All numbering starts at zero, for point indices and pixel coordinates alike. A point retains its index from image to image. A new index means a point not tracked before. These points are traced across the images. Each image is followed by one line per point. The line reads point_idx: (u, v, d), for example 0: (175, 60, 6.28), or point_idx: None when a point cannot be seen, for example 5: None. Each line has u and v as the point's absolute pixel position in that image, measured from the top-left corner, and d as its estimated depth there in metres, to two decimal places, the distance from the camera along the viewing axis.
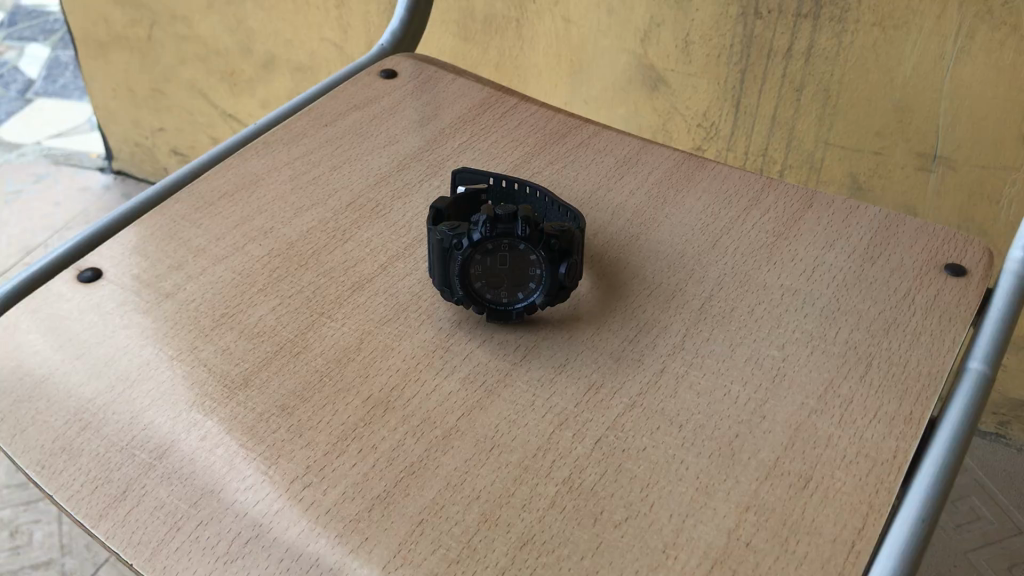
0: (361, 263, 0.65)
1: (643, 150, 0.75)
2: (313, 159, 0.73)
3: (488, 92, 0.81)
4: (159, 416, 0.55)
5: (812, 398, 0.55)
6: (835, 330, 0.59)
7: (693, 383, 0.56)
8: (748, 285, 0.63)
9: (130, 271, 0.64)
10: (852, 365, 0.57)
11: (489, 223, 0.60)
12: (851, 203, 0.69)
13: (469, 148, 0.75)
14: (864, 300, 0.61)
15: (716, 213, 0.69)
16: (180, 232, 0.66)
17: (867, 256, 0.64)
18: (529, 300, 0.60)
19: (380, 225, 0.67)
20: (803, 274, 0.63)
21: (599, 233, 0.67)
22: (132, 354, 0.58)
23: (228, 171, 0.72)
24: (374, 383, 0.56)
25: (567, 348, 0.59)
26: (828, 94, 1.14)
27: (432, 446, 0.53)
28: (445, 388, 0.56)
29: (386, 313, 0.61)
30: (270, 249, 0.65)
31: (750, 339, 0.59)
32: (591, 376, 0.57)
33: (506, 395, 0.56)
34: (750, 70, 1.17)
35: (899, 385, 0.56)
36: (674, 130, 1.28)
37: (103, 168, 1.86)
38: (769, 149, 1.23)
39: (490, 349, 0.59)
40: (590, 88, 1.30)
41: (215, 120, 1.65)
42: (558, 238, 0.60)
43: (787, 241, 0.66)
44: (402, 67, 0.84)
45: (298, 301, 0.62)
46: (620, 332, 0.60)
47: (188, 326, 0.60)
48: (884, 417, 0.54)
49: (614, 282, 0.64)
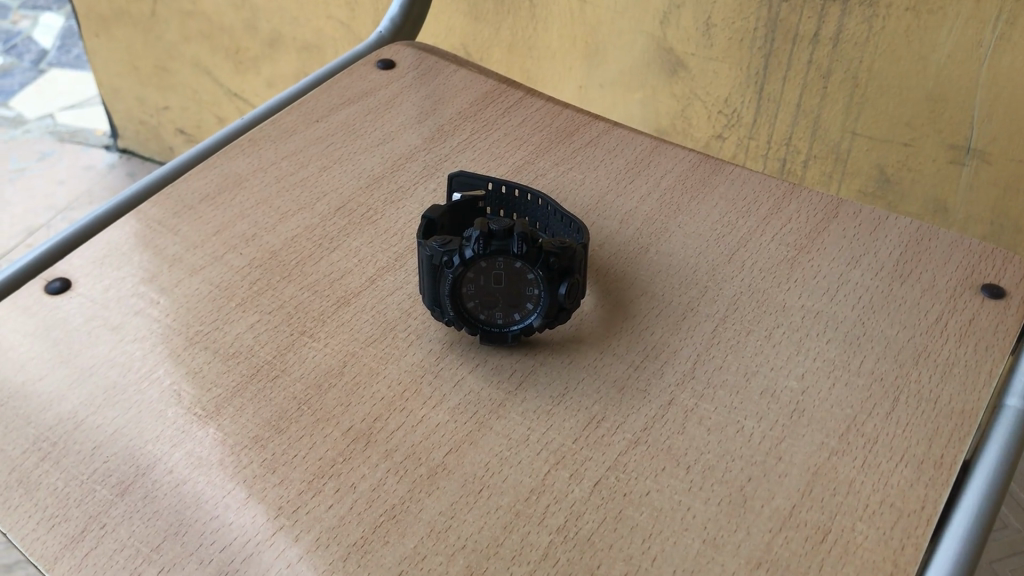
0: (348, 275, 0.60)
1: (656, 150, 0.70)
2: (303, 158, 0.68)
3: (493, 84, 0.76)
4: (123, 447, 0.51)
5: (833, 437, 0.50)
6: (860, 359, 0.54)
7: (703, 418, 0.52)
8: (766, 305, 0.58)
9: (101, 282, 0.59)
10: (878, 400, 0.52)
11: (482, 240, 0.55)
12: (879, 214, 0.64)
13: (469, 148, 0.70)
14: (892, 325, 0.56)
15: (733, 222, 0.64)
16: (156, 239, 0.62)
17: (896, 274, 0.59)
18: (526, 322, 0.55)
19: (371, 233, 0.63)
20: (826, 294, 0.58)
21: (605, 244, 0.62)
22: (99, 376, 0.54)
23: (210, 171, 0.67)
24: (356, 413, 0.52)
25: (567, 375, 0.54)
26: (856, 82, 1.08)
27: (416, 487, 0.49)
28: (433, 420, 0.52)
29: (373, 332, 0.57)
30: (251, 259, 0.61)
31: (766, 369, 0.54)
32: (592, 407, 0.52)
33: (498, 428, 0.51)
34: (774, 56, 1.11)
35: (930, 424, 0.51)
36: (693, 117, 1.22)
37: (108, 146, 1.83)
38: (793, 139, 1.17)
39: (484, 375, 0.54)
40: (606, 71, 1.25)
41: (220, 99, 1.60)
42: (558, 256, 0.55)
43: (809, 255, 0.61)
44: (401, 56, 0.79)
45: (279, 317, 0.57)
46: (625, 357, 0.55)
47: (159, 344, 0.56)
48: (913, 461, 0.49)
49: (620, 301, 0.59)
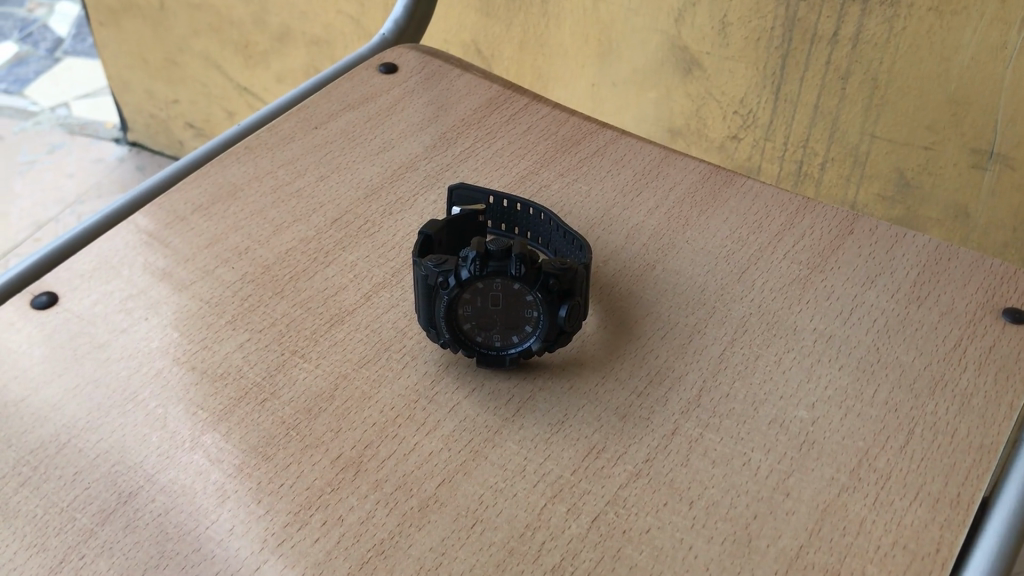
0: (343, 291, 0.58)
1: (665, 160, 0.68)
2: (300, 167, 0.66)
3: (498, 90, 0.74)
4: (105, 473, 0.49)
5: (843, 472, 0.48)
6: (873, 388, 0.52)
7: (708, 449, 0.49)
8: (776, 328, 0.56)
9: (90, 297, 0.58)
10: (892, 432, 0.50)
11: (478, 261, 0.53)
12: (896, 231, 0.61)
13: (471, 157, 0.67)
14: (908, 351, 0.54)
15: (744, 238, 0.61)
16: (146, 253, 0.60)
17: (913, 297, 0.57)
18: (524, 345, 0.53)
19: (368, 247, 0.61)
20: (840, 317, 0.56)
21: (609, 260, 0.60)
22: (83, 397, 0.52)
23: (204, 180, 0.65)
24: (346, 440, 0.50)
25: (566, 401, 0.52)
26: (876, 84, 1.05)
27: (406, 521, 0.47)
28: (426, 448, 0.50)
29: (366, 353, 0.55)
30: (243, 273, 0.59)
31: (775, 397, 0.52)
32: (591, 436, 0.50)
33: (493, 458, 0.49)
34: (791, 56, 1.08)
35: (946, 459, 0.48)
36: (707, 117, 1.19)
37: (118, 140, 1.82)
38: (809, 141, 1.14)
39: (481, 400, 0.52)
40: (619, 69, 1.22)
41: (230, 93, 1.59)
42: (558, 278, 0.53)
43: (823, 275, 0.59)
44: (405, 59, 0.76)
45: (270, 337, 0.55)
46: (628, 382, 0.53)
47: (146, 364, 0.54)
48: (927, 499, 0.47)
49: (623, 322, 0.56)
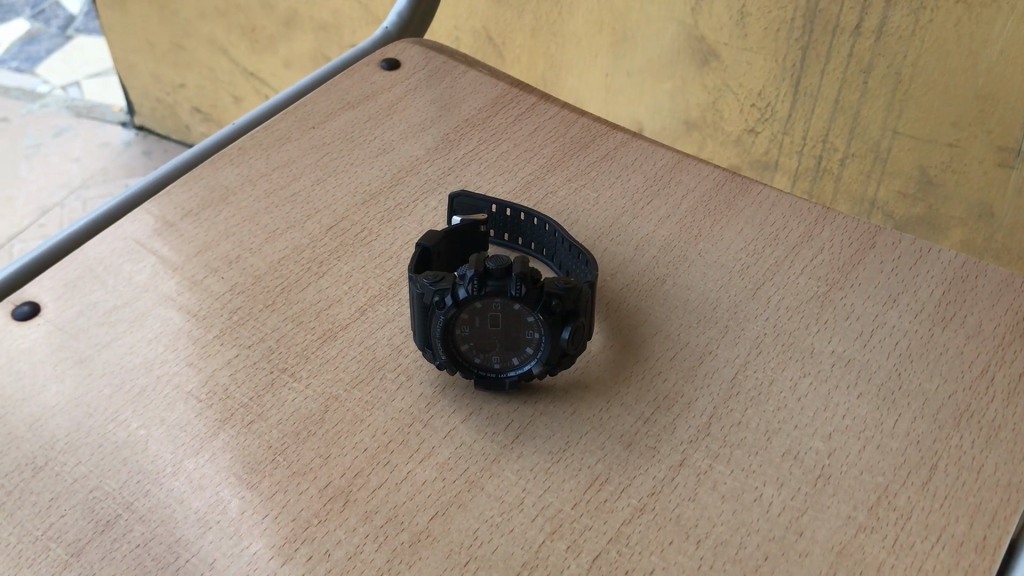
0: (337, 304, 0.55)
1: (678, 166, 0.65)
2: (296, 169, 0.64)
3: (505, 88, 0.71)
4: (82, 500, 0.47)
5: (861, 510, 0.45)
6: (894, 418, 0.49)
7: (717, 483, 0.47)
8: (792, 350, 0.53)
9: (74, 306, 0.55)
10: (913, 467, 0.47)
11: (477, 280, 0.50)
12: (920, 245, 0.58)
13: (474, 160, 0.65)
14: (931, 378, 0.51)
15: (759, 251, 0.58)
16: (133, 260, 0.58)
17: (937, 318, 0.54)
18: (524, 368, 0.50)
19: (364, 256, 0.58)
20: (860, 339, 0.53)
21: (617, 274, 0.57)
22: (62, 416, 0.50)
23: (195, 183, 0.63)
24: (335, 467, 0.48)
25: (569, 427, 0.49)
26: (899, 78, 1.01)
27: (396, 557, 0.44)
28: (420, 477, 0.47)
29: (359, 372, 0.52)
30: (233, 283, 0.56)
31: (789, 426, 0.49)
32: (593, 467, 0.47)
33: (490, 488, 0.47)
34: (812, 48, 1.04)
35: (971, 498, 0.45)
36: (724, 109, 1.16)
37: (126, 123, 1.79)
38: (829, 136, 1.10)
39: (478, 425, 0.49)
40: (634, 59, 1.18)
41: (237, 78, 1.56)
42: (562, 299, 0.50)
43: (842, 292, 0.56)
44: (408, 55, 0.73)
45: (259, 353, 0.53)
46: (634, 407, 0.50)
47: (129, 381, 0.52)
48: (949, 542, 0.44)
49: (630, 341, 0.54)
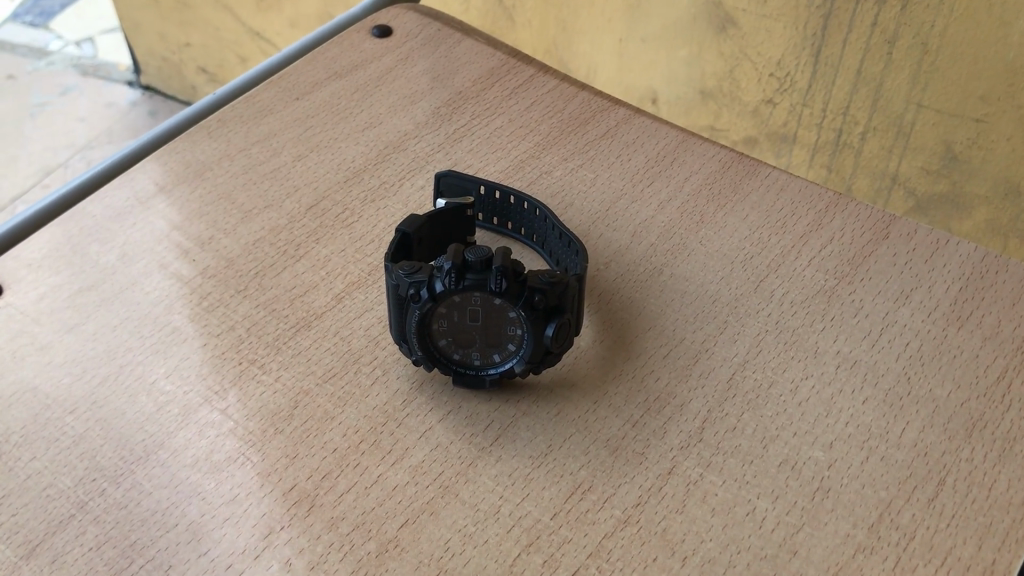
0: (312, 291, 0.52)
1: (682, 145, 0.61)
2: (277, 144, 0.61)
3: (501, 58, 0.67)
4: (34, 498, 0.44)
5: (861, 528, 0.42)
6: (901, 426, 0.46)
7: (707, 494, 0.43)
8: (794, 349, 0.49)
9: (39, 289, 0.53)
10: (919, 482, 0.43)
11: (454, 274, 0.47)
12: (936, 236, 0.55)
13: (465, 137, 0.61)
14: (943, 383, 0.47)
15: (764, 240, 0.55)
16: (100, 240, 0.55)
17: (951, 317, 0.50)
18: (506, 365, 0.47)
19: (344, 239, 0.55)
20: (867, 338, 0.49)
21: (611, 262, 0.54)
22: (19, 408, 0.47)
23: (171, 157, 0.60)
24: (301, 468, 0.45)
25: (552, 429, 0.46)
26: (925, 50, 0.95)
27: (360, 568, 0.41)
28: (391, 481, 0.44)
29: (332, 366, 0.49)
30: (205, 267, 0.54)
31: (787, 433, 0.46)
32: (576, 474, 0.44)
33: (465, 495, 0.44)
34: (835, 16, 0.99)
35: (981, 517, 0.42)
36: (741, 79, 1.11)
37: (132, 83, 1.79)
38: (850, 109, 1.05)
39: (455, 425, 0.46)
40: (648, 25, 1.13)
41: (244, 38, 1.53)
42: (546, 295, 0.46)
43: (851, 287, 0.52)
44: (401, 22, 0.70)
45: (226, 342, 0.50)
46: (623, 409, 0.47)
47: (90, 371, 0.49)
48: (956, 566, 0.40)
49: (622, 337, 0.50)
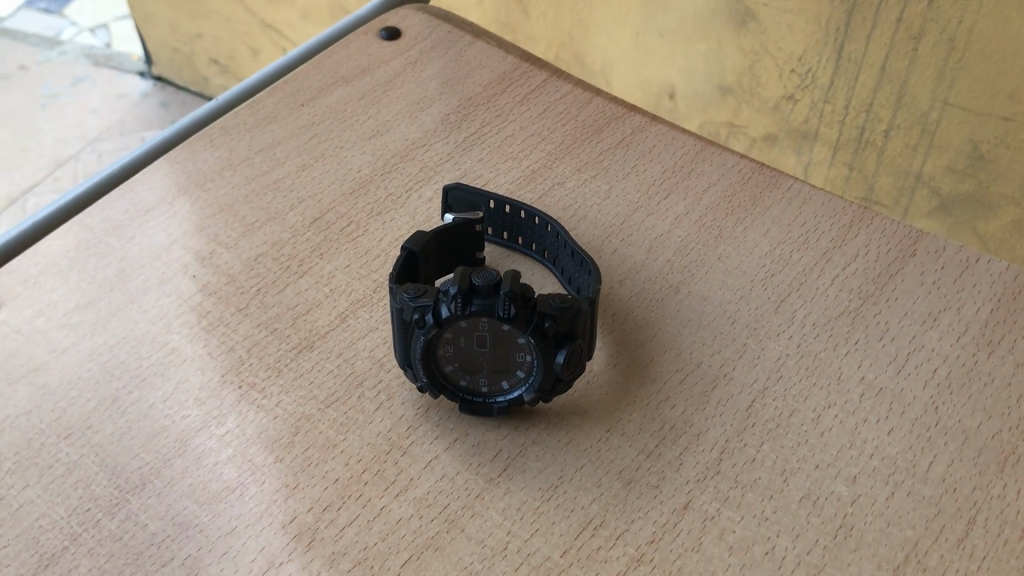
0: (316, 310, 0.51)
1: (700, 154, 0.59)
2: (281, 154, 0.59)
3: (513, 62, 0.65)
4: (26, 529, 0.42)
5: (887, 570, 0.40)
6: (929, 460, 0.43)
7: (726, 531, 0.41)
8: (817, 376, 0.47)
9: (36, 307, 0.51)
10: (949, 520, 0.41)
11: (460, 299, 0.45)
12: (965, 254, 0.52)
13: (476, 145, 0.59)
14: (973, 414, 0.45)
15: (785, 257, 0.53)
16: (98, 257, 0.53)
17: (982, 342, 0.48)
18: (514, 393, 0.46)
19: (350, 254, 0.53)
20: (893, 364, 0.47)
21: (626, 280, 0.52)
22: (13, 432, 0.46)
23: (172, 167, 0.58)
24: (301, 499, 0.43)
25: (563, 459, 0.44)
26: (952, 46, 0.91)
27: None
28: (394, 513, 0.42)
29: (335, 390, 0.47)
30: (206, 283, 0.52)
31: (809, 466, 0.43)
32: (587, 508, 0.42)
33: (471, 530, 0.41)
34: (858, 11, 0.95)
35: (1015, 560, 0.40)
36: (762, 74, 1.07)
37: (143, 74, 1.76)
38: (874, 106, 1.01)
39: (461, 454, 0.44)
40: (666, 18, 1.10)
41: (255, 29, 1.51)
42: (556, 322, 0.45)
43: (876, 308, 0.50)
44: (410, 24, 0.68)
45: (226, 364, 0.48)
46: (637, 439, 0.45)
47: (87, 394, 0.47)
48: None
49: (636, 360, 0.48)
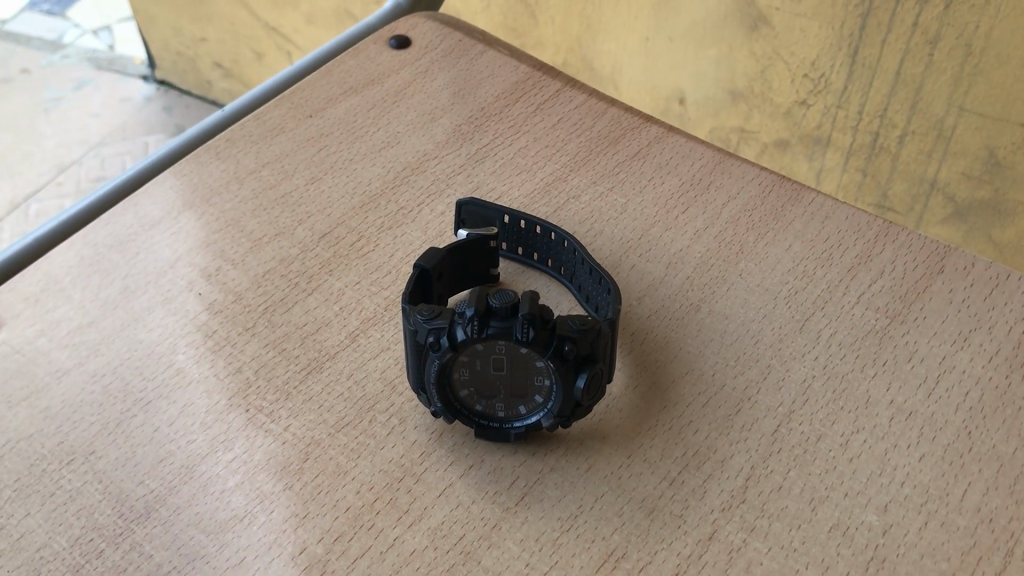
0: (326, 330, 0.49)
1: (719, 167, 0.57)
2: (290, 167, 0.58)
3: (525, 71, 0.63)
4: (26, 561, 0.40)
5: None
6: (963, 488, 0.42)
7: (753, 563, 0.40)
8: (845, 399, 0.45)
9: (37, 327, 0.49)
10: (985, 552, 0.40)
11: (477, 321, 0.44)
12: (995, 271, 0.51)
13: (488, 157, 0.58)
14: (1007, 439, 0.43)
15: (809, 274, 0.51)
16: (101, 274, 0.52)
17: (1015, 363, 0.46)
18: (532, 419, 0.44)
19: (360, 270, 0.52)
20: (923, 387, 0.46)
21: (644, 297, 0.51)
22: (13, 459, 0.44)
23: (176, 181, 0.57)
24: (311, 529, 0.41)
25: (582, 487, 0.43)
26: (969, 51, 0.89)
27: None
28: (408, 544, 0.40)
29: (345, 414, 0.46)
30: (212, 301, 0.51)
31: (838, 494, 0.42)
32: (608, 538, 0.41)
33: (488, 562, 0.40)
34: (873, 16, 0.93)
35: None
36: (774, 79, 1.05)
37: (146, 77, 1.74)
38: (888, 112, 1.00)
39: (477, 481, 0.43)
40: (677, 23, 1.08)
41: (259, 33, 1.49)
42: (576, 345, 0.43)
43: (904, 327, 0.48)
44: (420, 32, 0.66)
45: (233, 387, 0.47)
46: (659, 465, 0.43)
47: (90, 417, 0.46)
48: None
49: (657, 382, 0.47)
